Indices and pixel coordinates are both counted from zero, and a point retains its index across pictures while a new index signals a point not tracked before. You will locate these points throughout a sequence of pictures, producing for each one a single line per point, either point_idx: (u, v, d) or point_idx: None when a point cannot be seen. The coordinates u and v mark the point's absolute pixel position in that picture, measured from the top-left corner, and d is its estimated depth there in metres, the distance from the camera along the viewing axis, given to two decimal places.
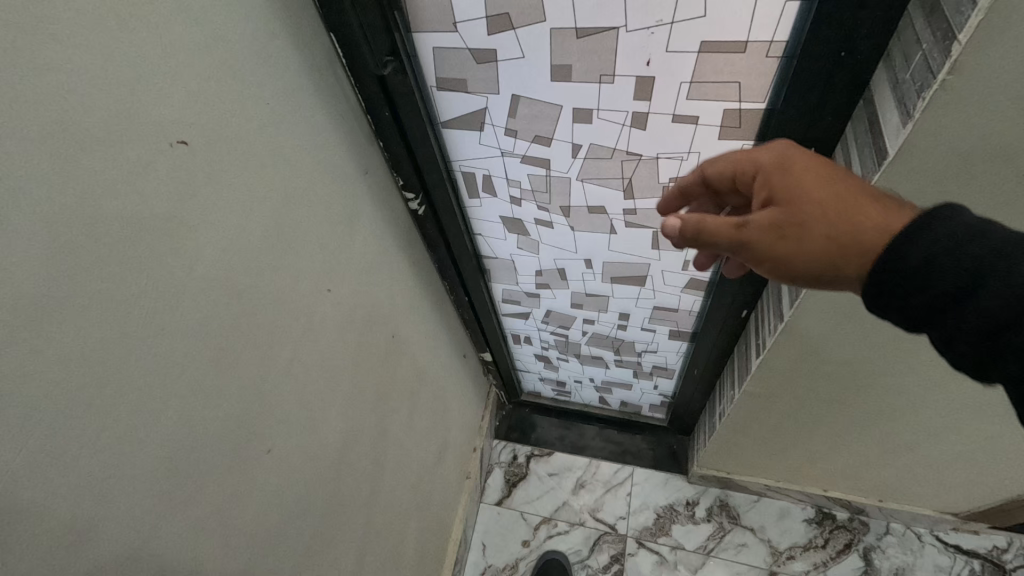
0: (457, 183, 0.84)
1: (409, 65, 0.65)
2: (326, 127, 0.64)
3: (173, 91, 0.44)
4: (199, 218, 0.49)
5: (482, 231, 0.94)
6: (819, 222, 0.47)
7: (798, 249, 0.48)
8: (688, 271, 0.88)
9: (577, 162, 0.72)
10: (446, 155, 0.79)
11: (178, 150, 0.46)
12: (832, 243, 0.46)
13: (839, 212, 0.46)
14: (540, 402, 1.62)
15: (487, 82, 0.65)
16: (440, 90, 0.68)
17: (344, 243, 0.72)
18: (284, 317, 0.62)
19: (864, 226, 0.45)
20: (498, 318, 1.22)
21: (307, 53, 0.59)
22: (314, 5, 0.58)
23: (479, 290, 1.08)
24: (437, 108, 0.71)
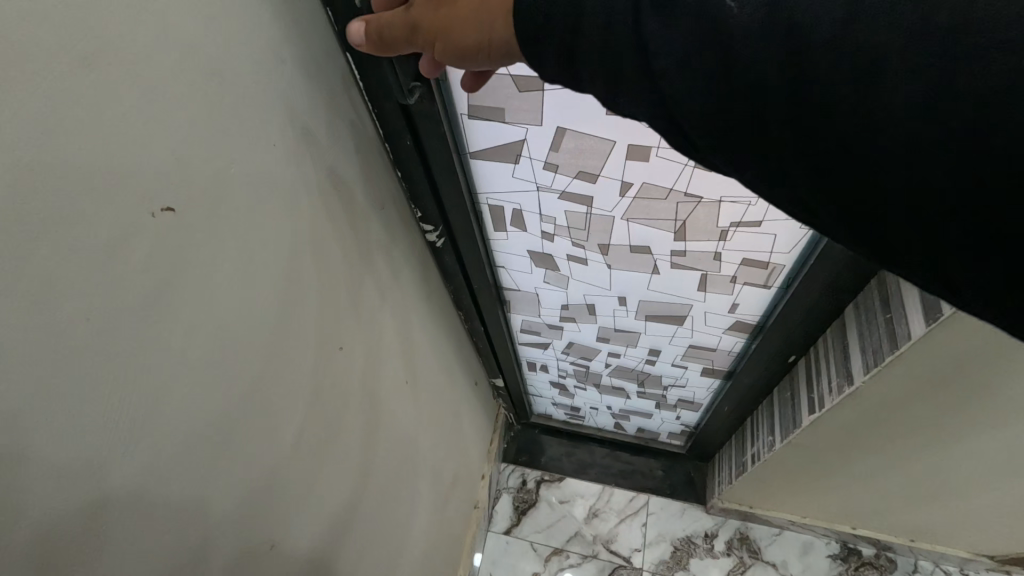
0: (482, 216, 0.77)
1: (438, 88, 0.56)
2: (343, 163, 0.55)
3: (158, 144, 0.33)
4: (206, 296, 0.39)
5: (505, 263, 0.88)
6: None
7: (462, 15, 0.40)
8: (734, 313, 0.80)
9: (624, 201, 0.65)
10: (472, 188, 0.72)
11: (164, 221, 0.35)
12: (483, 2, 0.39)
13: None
14: (551, 425, 1.54)
15: (529, 113, 0.57)
16: (472, 118, 0.60)
17: (360, 291, 0.63)
18: (298, 387, 0.53)
19: None
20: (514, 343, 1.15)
21: (318, 76, 0.48)
22: (329, 18, 0.48)
23: (495, 319, 1.00)
24: (467, 138, 0.64)
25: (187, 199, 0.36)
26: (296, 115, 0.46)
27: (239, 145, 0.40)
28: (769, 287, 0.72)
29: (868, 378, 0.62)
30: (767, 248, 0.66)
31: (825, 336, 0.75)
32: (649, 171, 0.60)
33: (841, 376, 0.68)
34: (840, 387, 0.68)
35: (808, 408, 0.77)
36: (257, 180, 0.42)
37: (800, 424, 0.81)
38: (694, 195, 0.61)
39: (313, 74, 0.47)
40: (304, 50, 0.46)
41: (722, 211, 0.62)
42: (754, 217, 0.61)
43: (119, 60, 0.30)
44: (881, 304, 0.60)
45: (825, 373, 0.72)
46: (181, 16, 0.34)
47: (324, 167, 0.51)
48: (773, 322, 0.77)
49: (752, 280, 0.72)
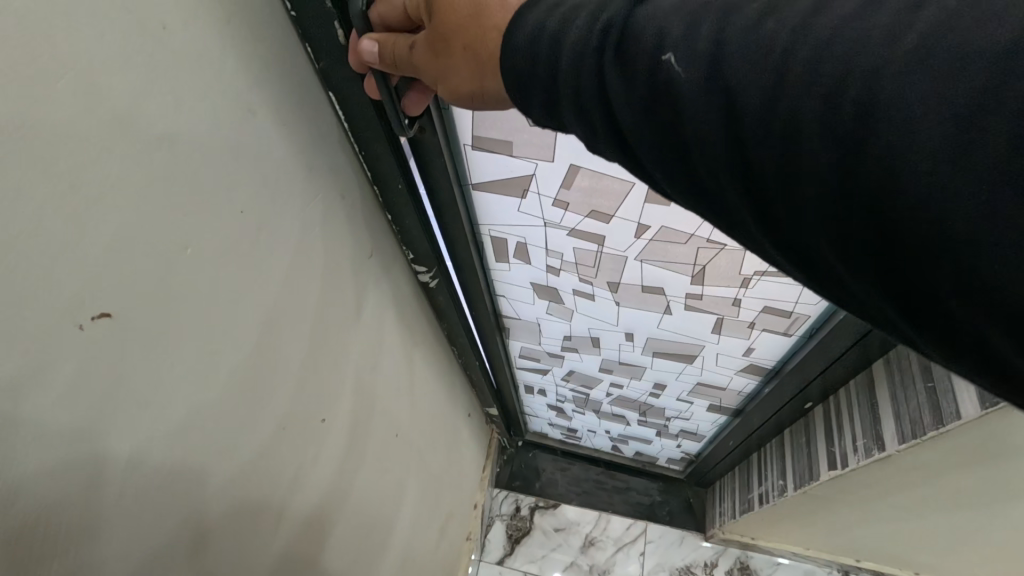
0: (484, 246, 0.72)
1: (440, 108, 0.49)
2: (327, 210, 0.48)
3: (85, 237, 0.26)
4: (154, 400, 0.32)
5: (507, 293, 0.83)
6: (457, 46, 0.35)
7: (455, 69, 0.35)
8: (749, 357, 0.78)
9: (640, 242, 0.61)
10: (474, 218, 0.66)
11: (97, 331, 0.27)
12: (473, 58, 0.35)
13: (468, 26, 0.34)
14: (548, 445, 1.51)
15: (541, 149, 0.52)
16: (475, 149, 0.54)
17: (346, 347, 0.56)
18: (274, 473, 0.46)
19: (477, 30, 0.34)
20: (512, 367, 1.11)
21: (298, 117, 0.41)
22: (307, 54, 0.41)
23: (495, 344, 0.96)
24: (468, 169, 0.57)
25: (127, 290, 0.29)
26: (271, 164, 0.39)
27: (196, 211, 0.33)
28: (791, 334, 0.70)
29: (904, 448, 0.57)
30: (793, 296, 0.62)
31: (849, 384, 0.71)
32: (667, 217, 0.56)
33: (870, 438, 0.63)
34: (868, 449, 0.63)
35: (828, 463, 0.73)
36: (219, 248, 0.35)
37: (819, 477, 0.76)
38: (718, 243, 0.57)
39: (290, 113, 0.40)
40: (280, 87, 0.38)
41: (744, 261, 0.59)
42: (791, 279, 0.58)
43: (33, 131, 0.23)
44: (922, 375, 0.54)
45: (849, 427, 0.68)
46: (116, 59, 0.26)
47: (304, 219, 0.44)
48: (794, 367, 0.73)
49: (772, 327, 0.69)
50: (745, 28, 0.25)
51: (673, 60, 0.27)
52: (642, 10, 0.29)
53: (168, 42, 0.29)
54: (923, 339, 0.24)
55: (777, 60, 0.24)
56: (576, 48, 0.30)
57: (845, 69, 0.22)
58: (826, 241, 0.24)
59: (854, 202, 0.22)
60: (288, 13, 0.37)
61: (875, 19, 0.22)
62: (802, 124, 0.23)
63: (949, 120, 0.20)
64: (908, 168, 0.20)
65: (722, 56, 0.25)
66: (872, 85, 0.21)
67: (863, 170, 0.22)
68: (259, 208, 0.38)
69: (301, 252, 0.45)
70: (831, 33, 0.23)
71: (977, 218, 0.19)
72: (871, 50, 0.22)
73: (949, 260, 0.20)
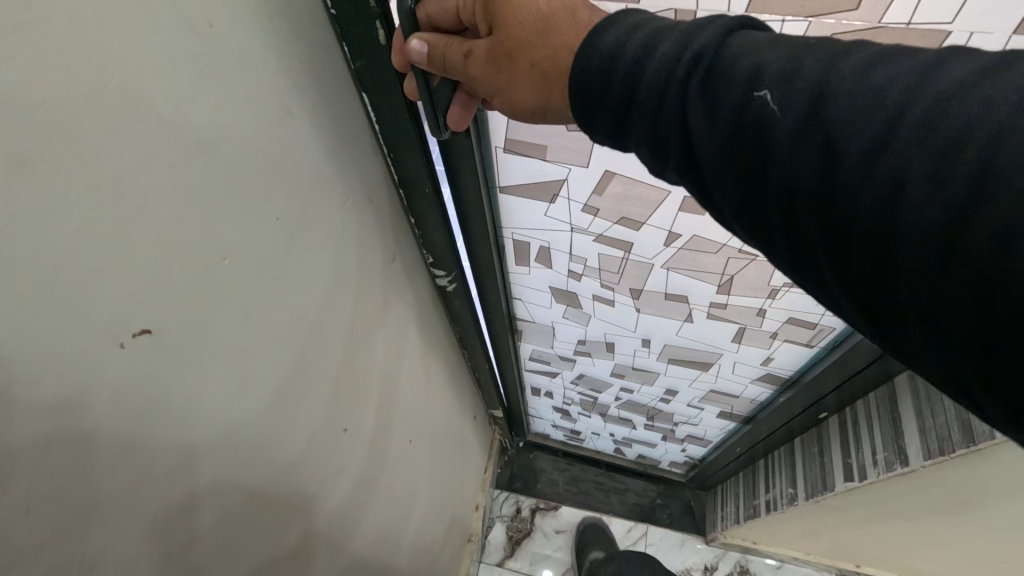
0: (505, 250, 0.71)
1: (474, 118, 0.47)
2: (359, 213, 0.46)
3: (126, 252, 0.24)
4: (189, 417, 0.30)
5: (523, 296, 0.83)
6: (524, 63, 0.35)
7: (521, 83, 0.35)
8: (767, 366, 0.78)
9: (668, 251, 0.60)
10: (497, 222, 0.65)
11: (137, 348, 0.26)
12: (540, 77, 0.35)
13: (538, 45, 0.34)
14: (547, 445, 1.51)
15: (576, 155, 0.50)
16: (507, 151, 0.53)
17: (372, 353, 0.55)
18: (304, 481, 0.45)
19: (548, 50, 0.34)
20: (520, 370, 1.09)
21: (332, 121, 0.39)
22: (344, 54, 0.39)
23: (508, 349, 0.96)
24: (497, 171, 0.56)
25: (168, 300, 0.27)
26: (306, 168, 0.37)
27: (237, 216, 0.31)
28: (814, 346, 0.69)
29: (929, 464, 0.56)
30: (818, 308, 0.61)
31: (869, 398, 0.70)
32: (700, 226, 0.55)
33: (890, 450, 0.63)
34: (889, 463, 0.63)
35: (844, 475, 0.73)
36: (258, 254, 0.34)
37: (832, 489, 0.76)
38: (749, 254, 0.56)
39: (327, 116, 0.39)
40: (318, 88, 0.37)
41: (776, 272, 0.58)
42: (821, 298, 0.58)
43: (77, 138, 0.21)
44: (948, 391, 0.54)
45: (868, 441, 0.68)
46: (166, 63, 0.25)
47: (337, 223, 0.43)
48: (810, 379, 0.73)
49: (792, 337, 0.69)
50: (854, 73, 0.25)
51: (769, 96, 0.26)
52: (736, 42, 0.28)
53: (217, 42, 0.27)
54: (1001, 421, 0.23)
55: (887, 110, 0.23)
56: (659, 74, 0.30)
57: (964, 131, 0.21)
58: (909, 300, 0.23)
59: (950, 265, 0.22)
60: (327, 10, 0.36)
61: (997, 85, 0.22)
62: (909, 177, 0.22)
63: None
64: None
65: (824, 99, 0.25)
66: (992, 148, 0.21)
67: (974, 232, 0.21)
68: (295, 214, 0.37)
69: (333, 258, 0.43)
70: (952, 93, 0.22)
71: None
72: (992, 115, 0.21)
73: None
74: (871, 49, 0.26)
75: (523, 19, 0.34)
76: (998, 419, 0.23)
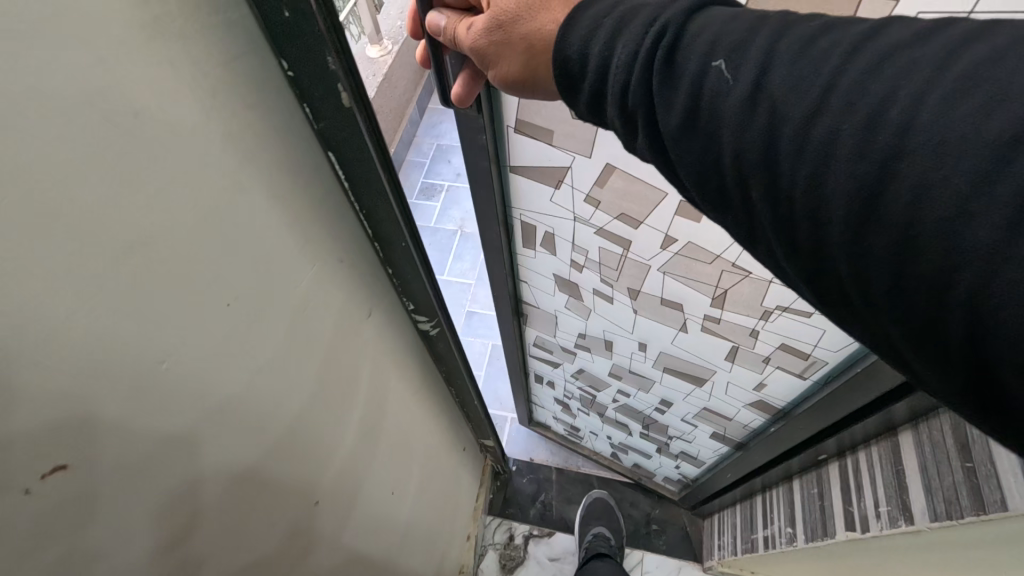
0: (513, 231, 0.84)
1: (490, 112, 0.61)
2: (321, 265, 0.43)
3: (30, 396, 0.23)
4: (91, 506, 0.27)
5: (530, 280, 0.96)
6: (516, 36, 0.40)
7: (513, 55, 0.41)
8: (760, 393, 0.88)
9: (667, 254, 0.71)
10: (507, 203, 0.78)
11: (47, 488, 0.25)
12: (528, 49, 0.40)
13: (528, 21, 0.40)
14: (547, 438, 1.55)
15: (581, 144, 0.61)
16: (517, 131, 0.64)
17: (337, 404, 0.51)
18: (245, 558, 0.41)
19: (537, 24, 0.40)
20: (523, 343, 1.19)
21: (289, 194, 0.37)
22: (308, 112, 0.36)
23: (513, 326, 1.09)
24: (508, 150, 0.68)
25: (51, 388, 0.24)
26: (253, 226, 0.34)
27: (151, 289, 0.28)
28: (812, 355, 0.73)
29: (935, 526, 0.54)
30: (809, 309, 0.65)
31: (872, 447, 0.66)
32: None
33: (894, 506, 0.60)
34: (893, 519, 0.60)
35: (845, 523, 0.70)
36: (182, 322, 0.30)
37: (834, 534, 0.73)
38: (742, 270, 0.65)
39: (288, 164, 0.36)
40: (280, 135, 0.34)
41: (765, 294, 0.67)
42: (804, 307, 0.65)
43: None
44: (954, 433, 0.52)
45: (869, 487, 0.65)
46: (72, 173, 0.23)
47: (291, 279, 0.39)
48: (807, 413, 0.72)
49: (792, 347, 0.74)
50: (800, 43, 0.28)
51: (723, 68, 0.30)
52: (697, 16, 0.32)
53: (135, 99, 0.25)
54: (916, 354, 0.27)
55: (823, 77, 0.27)
56: (626, 54, 0.34)
57: (893, 95, 0.25)
58: (841, 247, 0.28)
59: (870, 213, 0.26)
60: (285, 72, 0.33)
61: (926, 49, 0.26)
62: (843, 138, 0.26)
63: (990, 150, 0.23)
64: (944, 188, 0.24)
65: (769, 68, 0.29)
66: (915, 109, 0.25)
67: (896, 186, 0.25)
68: (236, 276, 0.34)
69: (285, 317, 0.40)
70: (883, 61, 0.26)
71: (999, 241, 0.22)
72: (917, 81, 0.25)
73: (968, 279, 0.23)
74: (820, 19, 0.29)
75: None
76: (912, 353, 0.28)
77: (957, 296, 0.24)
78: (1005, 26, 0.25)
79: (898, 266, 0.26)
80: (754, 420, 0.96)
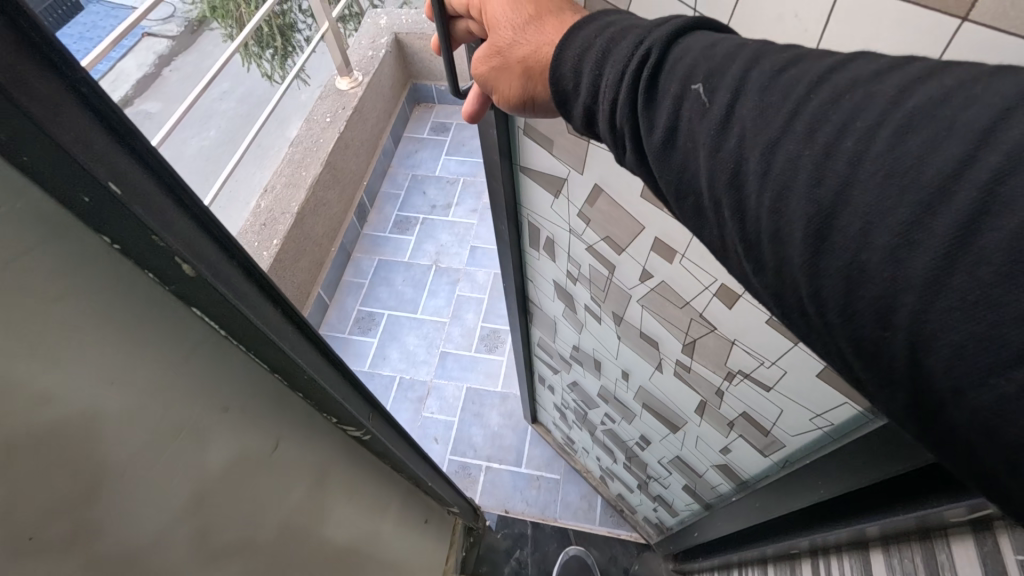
0: (522, 229, 0.86)
1: (503, 117, 0.64)
2: (173, 399, 0.37)
3: None
4: None
5: (534, 280, 0.97)
6: (513, 60, 0.41)
7: (514, 77, 0.42)
8: (726, 457, 0.83)
9: (644, 287, 0.67)
10: (517, 202, 0.80)
11: None
12: (526, 70, 0.41)
13: (523, 45, 0.40)
14: (547, 442, 1.58)
15: (574, 160, 0.61)
16: (526, 134, 0.66)
17: (246, 543, 0.46)
18: None
19: (532, 46, 0.40)
20: (527, 342, 1.21)
21: (125, 376, 0.33)
22: (146, 274, 0.33)
23: (520, 321, 1.12)
24: (520, 150, 0.70)
25: None
26: (40, 415, 0.28)
27: None
28: (769, 435, 0.68)
29: None
30: (768, 382, 0.60)
31: (843, 559, 0.61)
32: None
33: None
34: None
35: None
36: None
37: None
38: (708, 323, 0.61)
39: (118, 323, 0.32)
40: (66, 269, 0.28)
41: (728, 355, 0.62)
42: (764, 377, 0.60)
43: None
44: (925, 565, 0.47)
45: None
46: None
47: (144, 440, 0.35)
48: (786, 474, 0.67)
49: (754, 419, 0.69)
50: (770, 72, 0.28)
51: (701, 90, 0.29)
52: (683, 42, 0.31)
53: None
54: (865, 371, 0.26)
55: (787, 106, 0.26)
56: (617, 71, 0.33)
57: (847, 120, 0.25)
58: (798, 271, 0.26)
59: (824, 232, 0.25)
60: (110, 246, 0.30)
61: (883, 84, 0.25)
62: (800, 165, 0.26)
63: (933, 182, 0.22)
64: (888, 215, 0.23)
65: (742, 93, 0.28)
66: (867, 140, 0.24)
67: (844, 209, 0.24)
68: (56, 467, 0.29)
69: (134, 484, 0.34)
70: (844, 90, 0.25)
71: (938, 268, 0.22)
72: (869, 109, 0.24)
73: (911, 303, 0.23)
74: (791, 50, 0.28)
75: (514, 17, 0.41)
76: (864, 368, 0.26)
77: (898, 313, 0.23)
78: (954, 69, 0.23)
79: (847, 286, 0.24)
80: (721, 483, 0.90)
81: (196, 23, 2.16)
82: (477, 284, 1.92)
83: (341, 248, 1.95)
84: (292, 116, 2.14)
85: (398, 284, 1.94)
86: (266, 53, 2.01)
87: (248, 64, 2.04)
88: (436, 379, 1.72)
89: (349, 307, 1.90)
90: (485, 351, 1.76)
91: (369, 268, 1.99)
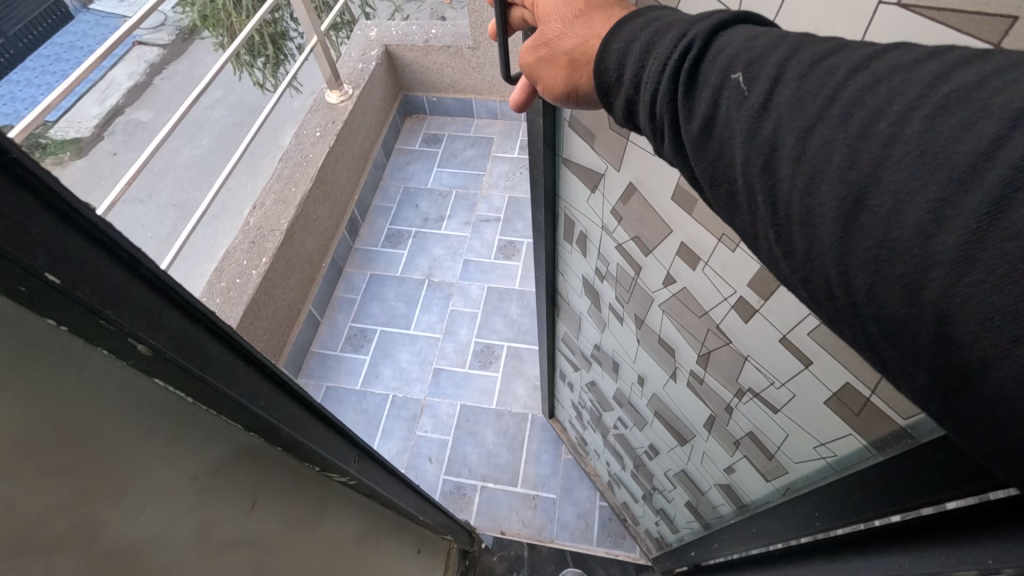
0: (558, 220, 0.85)
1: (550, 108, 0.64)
2: (147, 424, 0.35)
3: None
4: None
5: (565, 273, 0.96)
6: (559, 53, 0.40)
7: (560, 70, 0.41)
8: (729, 476, 0.81)
9: (666, 291, 0.65)
10: (555, 193, 0.80)
11: None
12: (572, 63, 0.39)
13: (570, 38, 0.38)
14: (563, 439, 1.59)
15: (612, 156, 0.60)
16: (571, 125, 0.65)
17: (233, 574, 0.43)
18: None
19: (579, 38, 0.38)
20: (552, 337, 1.19)
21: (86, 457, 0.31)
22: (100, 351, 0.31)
23: (547, 314, 1.11)
24: (564, 140, 0.69)
25: None
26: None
27: None
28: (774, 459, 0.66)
29: None
30: (777, 403, 0.58)
31: None
32: None
33: None
34: None
35: None
36: None
37: None
38: (724, 335, 0.59)
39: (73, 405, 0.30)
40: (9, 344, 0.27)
41: (742, 370, 0.60)
42: (772, 399, 0.58)
43: None
44: None
45: None
46: None
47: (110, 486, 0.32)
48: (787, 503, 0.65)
49: (759, 441, 0.67)
50: (811, 61, 0.26)
51: (740, 80, 0.28)
52: (728, 33, 0.29)
53: None
54: (887, 352, 0.23)
55: (824, 93, 0.25)
56: (659, 64, 0.31)
57: (884, 104, 0.23)
58: (826, 250, 0.24)
59: (857, 208, 0.23)
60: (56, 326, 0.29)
61: (922, 70, 0.23)
62: (834, 152, 0.24)
63: (967, 158, 0.20)
64: (918, 193, 0.21)
65: (781, 81, 0.26)
66: (903, 122, 0.22)
67: (876, 187, 0.23)
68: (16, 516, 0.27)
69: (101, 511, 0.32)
70: (883, 77, 0.24)
71: (966, 245, 0.20)
72: (908, 93, 0.23)
73: (940, 277, 0.20)
74: (827, 41, 0.27)
75: (565, 10, 0.39)
76: (889, 348, 0.23)
77: (926, 284, 0.21)
78: (997, 56, 0.22)
79: (877, 263, 0.22)
80: (723, 504, 0.89)
81: (188, 32, 2.14)
82: (471, 299, 1.89)
83: (332, 263, 1.93)
84: (285, 125, 2.12)
85: (391, 298, 1.92)
86: (258, 62, 2.01)
87: (240, 72, 2.03)
88: (430, 398, 1.70)
89: (341, 323, 1.88)
90: (478, 368, 1.74)
91: (360, 283, 1.96)
